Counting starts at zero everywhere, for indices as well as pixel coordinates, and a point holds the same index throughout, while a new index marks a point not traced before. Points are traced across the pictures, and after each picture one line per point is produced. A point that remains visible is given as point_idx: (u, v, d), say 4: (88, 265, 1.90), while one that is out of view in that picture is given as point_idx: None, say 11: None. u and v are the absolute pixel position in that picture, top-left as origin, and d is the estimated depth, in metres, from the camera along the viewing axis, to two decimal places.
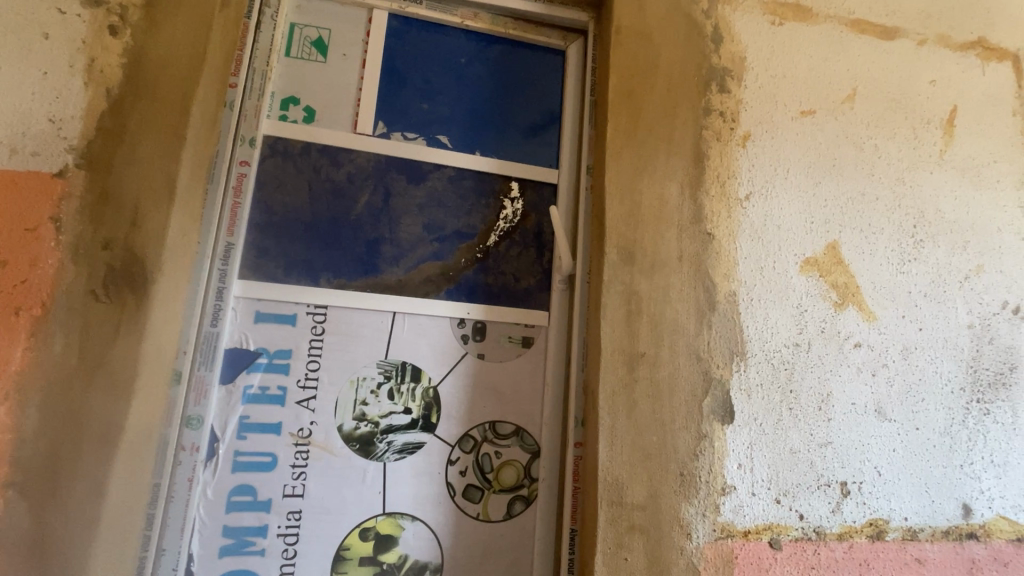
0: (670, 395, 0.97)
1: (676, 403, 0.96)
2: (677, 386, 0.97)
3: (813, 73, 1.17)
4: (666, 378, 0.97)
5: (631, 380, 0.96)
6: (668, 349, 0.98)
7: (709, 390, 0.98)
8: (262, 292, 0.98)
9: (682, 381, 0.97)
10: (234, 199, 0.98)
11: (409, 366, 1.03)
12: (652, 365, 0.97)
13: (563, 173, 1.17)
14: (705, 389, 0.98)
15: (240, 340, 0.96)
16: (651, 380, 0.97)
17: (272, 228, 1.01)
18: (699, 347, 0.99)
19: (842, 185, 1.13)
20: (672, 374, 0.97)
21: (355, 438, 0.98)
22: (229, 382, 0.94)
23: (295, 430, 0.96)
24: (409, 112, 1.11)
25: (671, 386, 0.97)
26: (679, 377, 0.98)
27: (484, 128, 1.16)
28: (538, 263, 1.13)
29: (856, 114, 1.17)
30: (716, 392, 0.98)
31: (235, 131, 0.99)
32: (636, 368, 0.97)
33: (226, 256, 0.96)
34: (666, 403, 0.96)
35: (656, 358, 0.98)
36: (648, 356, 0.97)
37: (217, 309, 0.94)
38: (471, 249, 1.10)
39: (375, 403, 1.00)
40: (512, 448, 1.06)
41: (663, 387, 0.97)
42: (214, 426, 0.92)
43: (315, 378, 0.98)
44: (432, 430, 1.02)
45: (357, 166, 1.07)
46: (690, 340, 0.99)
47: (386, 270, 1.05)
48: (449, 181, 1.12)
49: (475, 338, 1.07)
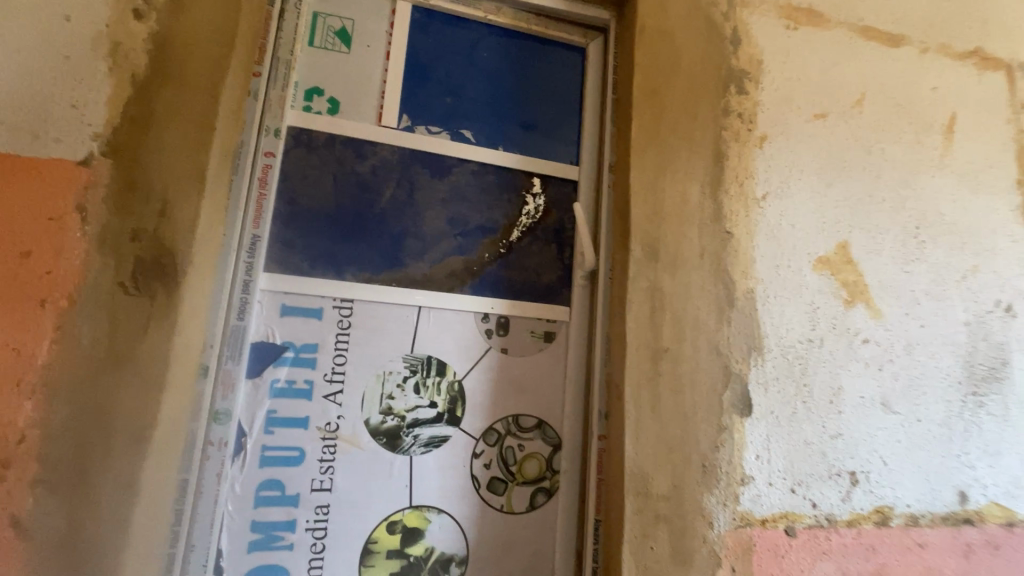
0: (694, 389, 0.99)
1: (700, 396, 0.99)
2: (701, 379, 1.00)
3: (824, 77, 1.21)
4: (690, 372, 1.00)
5: (655, 375, 0.99)
6: (691, 344, 1.01)
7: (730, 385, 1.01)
8: (288, 286, 0.97)
9: (704, 375, 1.00)
10: (259, 191, 0.97)
11: (434, 360, 1.03)
12: (676, 360, 1.00)
13: (584, 170, 1.18)
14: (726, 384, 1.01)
15: (266, 334, 0.95)
16: (674, 374, 0.99)
17: (297, 220, 1.00)
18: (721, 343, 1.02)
19: (851, 187, 1.17)
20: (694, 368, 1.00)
21: (382, 431, 0.98)
22: (256, 376, 0.93)
23: (322, 424, 0.95)
24: (433, 105, 1.11)
25: (694, 380, 1.00)
26: (702, 372, 1.00)
27: (506, 124, 1.16)
28: (559, 258, 1.15)
29: (865, 118, 1.21)
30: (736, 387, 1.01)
31: (260, 121, 0.98)
32: (660, 364, 0.99)
33: (252, 249, 0.95)
34: (690, 396, 0.99)
35: (679, 353, 1.00)
36: (671, 351, 1.00)
37: (244, 303, 0.93)
38: (494, 244, 1.11)
39: (401, 397, 1.00)
40: (535, 441, 1.07)
41: (688, 380, 0.99)
42: (241, 419, 0.91)
43: (342, 372, 0.97)
44: (457, 424, 1.03)
45: (381, 159, 1.06)
46: (712, 336, 1.02)
47: (411, 264, 1.05)
48: (472, 176, 1.12)
49: (499, 332, 1.08)
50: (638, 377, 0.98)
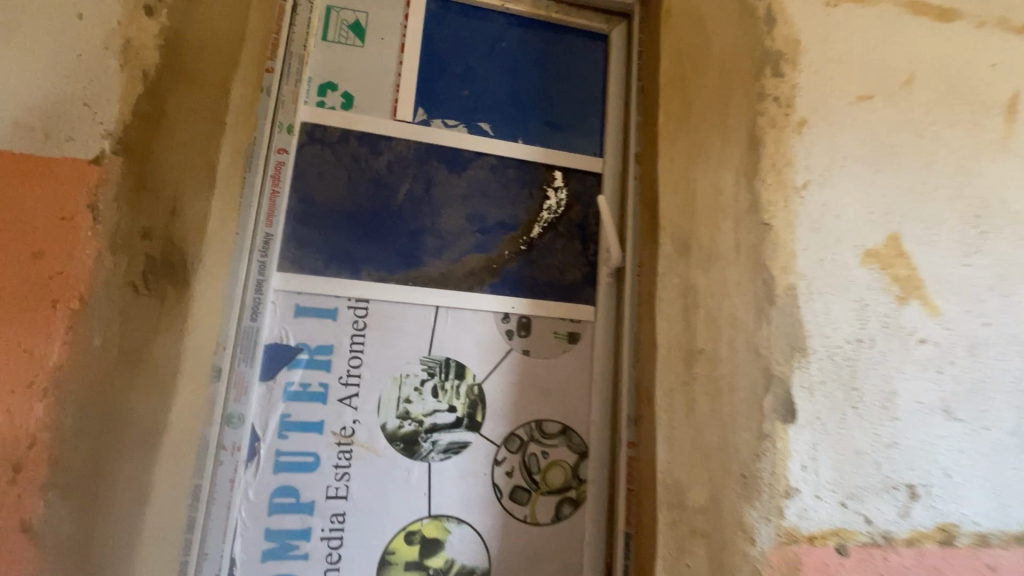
0: (732, 393, 0.91)
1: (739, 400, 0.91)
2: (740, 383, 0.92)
3: (869, 56, 1.11)
4: (727, 376, 0.92)
5: (689, 378, 0.93)
6: (727, 344, 0.93)
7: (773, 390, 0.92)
8: (302, 285, 0.93)
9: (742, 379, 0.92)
10: (272, 187, 0.94)
11: (453, 363, 0.99)
12: (710, 362, 0.93)
13: (608, 162, 1.13)
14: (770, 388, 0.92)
15: (280, 335, 0.92)
16: (710, 376, 0.92)
17: (312, 218, 0.97)
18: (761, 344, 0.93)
19: (904, 175, 1.06)
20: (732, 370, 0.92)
21: (399, 437, 0.94)
22: (270, 378, 0.90)
23: (338, 429, 0.91)
24: (450, 97, 1.07)
25: (731, 383, 0.92)
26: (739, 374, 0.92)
27: (526, 115, 1.11)
28: (583, 255, 1.09)
29: (917, 99, 1.11)
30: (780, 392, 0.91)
31: (273, 117, 0.96)
32: (694, 365, 0.93)
33: (266, 248, 0.92)
34: (728, 401, 0.91)
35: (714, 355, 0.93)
36: (705, 351, 0.93)
37: (257, 303, 0.90)
38: (514, 241, 1.06)
39: (419, 400, 0.96)
40: (560, 447, 1.02)
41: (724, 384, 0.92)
42: (255, 424, 0.88)
43: (358, 375, 0.94)
44: (477, 430, 0.98)
45: (396, 154, 1.02)
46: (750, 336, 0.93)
47: (428, 262, 1.00)
48: (492, 170, 1.07)
49: (520, 333, 1.03)
50: (673, 380, 0.94)
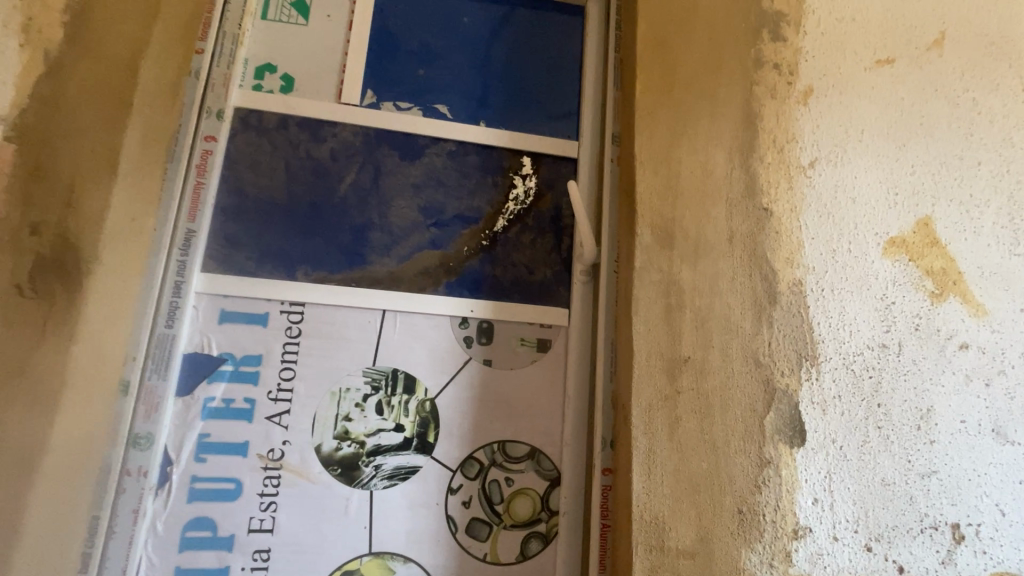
0: (730, 412, 0.77)
1: (739, 420, 0.76)
2: (739, 400, 0.77)
3: (907, 4, 0.92)
4: (719, 390, 0.77)
5: (672, 390, 0.78)
6: (722, 352, 0.79)
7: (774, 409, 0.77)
8: (229, 287, 0.83)
9: (739, 394, 0.77)
10: (197, 178, 0.85)
11: (401, 375, 0.86)
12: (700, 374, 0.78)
13: (584, 145, 0.99)
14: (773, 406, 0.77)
15: (200, 344, 0.81)
16: (697, 389, 0.77)
17: (244, 213, 0.87)
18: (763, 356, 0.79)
19: (935, 149, 0.87)
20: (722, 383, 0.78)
21: (336, 460, 0.82)
22: (187, 394, 0.79)
23: (264, 451, 0.80)
24: (403, 78, 0.96)
25: (733, 401, 0.77)
26: (741, 389, 0.78)
27: (490, 96, 0.99)
28: (556, 250, 0.96)
29: (961, 57, 0.90)
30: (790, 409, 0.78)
31: (201, 103, 0.87)
32: (681, 376, 0.78)
33: (187, 245, 0.83)
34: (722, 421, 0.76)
35: (705, 364, 0.78)
36: (693, 360, 0.78)
37: (174, 308, 0.80)
38: (475, 236, 0.93)
39: (361, 419, 0.83)
40: (526, 473, 0.87)
41: (720, 399, 0.77)
42: (168, 446, 0.78)
43: (289, 389, 0.82)
44: (429, 452, 0.85)
45: (341, 141, 0.92)
46: (746, 344, 0.79)
47: (374, 260, 0.89)
48: (450, 157, 0.95)
49: (481, 340, 0.90)
50: (651, 393, 0.78)
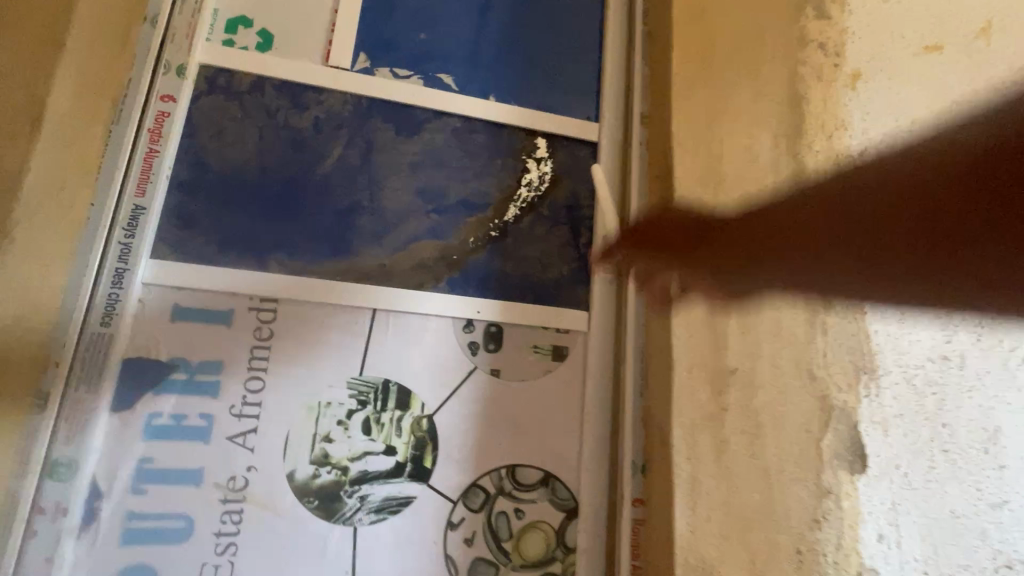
0: (886, 273, 0.46)
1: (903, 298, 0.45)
2: (876, 248, 0.47)
3: None
4: (866, 236, 0.48)
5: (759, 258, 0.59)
6: (854, 194, 0.50)
7: (974, 279, 0.41)
8: (184, 278, 0.68)
9: (856, 234, 0.49)
10: (149, 144, 0.70)
11: (394, 387, 0.72)
12: (794, 227, 0.55)
13: (607, 127, 0.88)
14: (880, 277, 0.46)
15: (146, 347, 0.66)
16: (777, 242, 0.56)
17: (204, 188, 0.71)
18: (878, 194, 0.47)
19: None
20: (871, 231, 0.48)
21: (314, 490, 0.67)
22: (126, 408, 0.64)
23: (223, 479, 0.65)
24: (401, 42, 0.83)
25: (883, 248, 0.46)
26: (829, 231, 0.51)
27: (502, 68, 0.87)
28: (574, 245, 0.84)
29: None
30: (968, 248, 0.41)
31: (158, 56, 0.72)
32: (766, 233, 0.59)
33: (132, 225, 0.67)
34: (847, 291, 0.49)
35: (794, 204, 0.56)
36: (791, 212, 0.56)
37: (112, 302, 0.65)
38: (482, 225, 0.80)
39: (343, 440, 0.69)
40: (539, 503, 0.74)
41: (842, 239, 0.50)
42: (97, 474, 0.62)
43: (256, 402, 0.68)
44: (426, 479, 0.71)
45: (327, 109, 0.78)
46: (863, 185, 0.49)
47: (362, 250, 0.75)
48: (454, 134, 0.82)
49: (488, 347, 0.77)
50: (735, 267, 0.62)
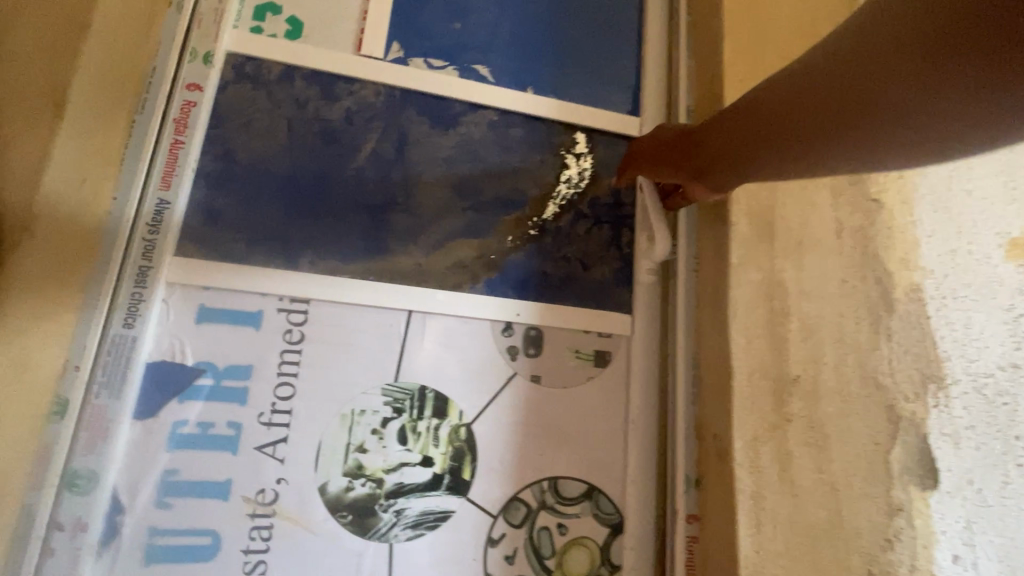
0: (881, 104, 0.37)
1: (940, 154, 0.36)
2: (851, 96, 0.39)
3: None
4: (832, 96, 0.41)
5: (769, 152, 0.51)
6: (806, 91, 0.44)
7: (947, 113, 0.33)
8: (210, 277, 0.64)
9: (831, 103, 0.41)
10: (174, 136, 0.66)
11: (430, 394, 0.68)
12: (787, 107, 0.46)
13: (647, 122, 0.84)
14: (886, 118, 0.37)
15: (170, 351, 0.61)
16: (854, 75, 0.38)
17: (231, 183, 0.67)
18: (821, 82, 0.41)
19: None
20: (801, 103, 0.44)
21: (347, 504, 0.63)
22: (149, 416, 0.59)
23: (252, 493, 0.61)
24: (434, 32, 0.79)
25: (863, 96, 0.38)
26: (801, 97, 0.44)
27: (538, 60, 0.83)
28: (615, 245, 0.79)
29: None
30: (968, 54, 0.30)
31: (182, 43, 0.68)
32: (781, 114, 0.47)
33: (157, 221, 0.63)
34: (871, 145, 0.40)
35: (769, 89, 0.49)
36: (770, 96, 0.49)
37: (136, 303, 0.61)
38: (520, 224, 0.76)
39: (378, 450, 0.65)
40: (583, 519, 0.70)
41: (822, 109, 0.42)
42: (118, 487, 0.57)
43: (287, 410, 0.63)
44: (464, 493, 0.67)
45: (359, 101, 0.74)
46: (805, 62, 0.44)
47: (397, 249, 0.71)
48: (490, 128, 0.79)
49: (528, 351, 0.73)
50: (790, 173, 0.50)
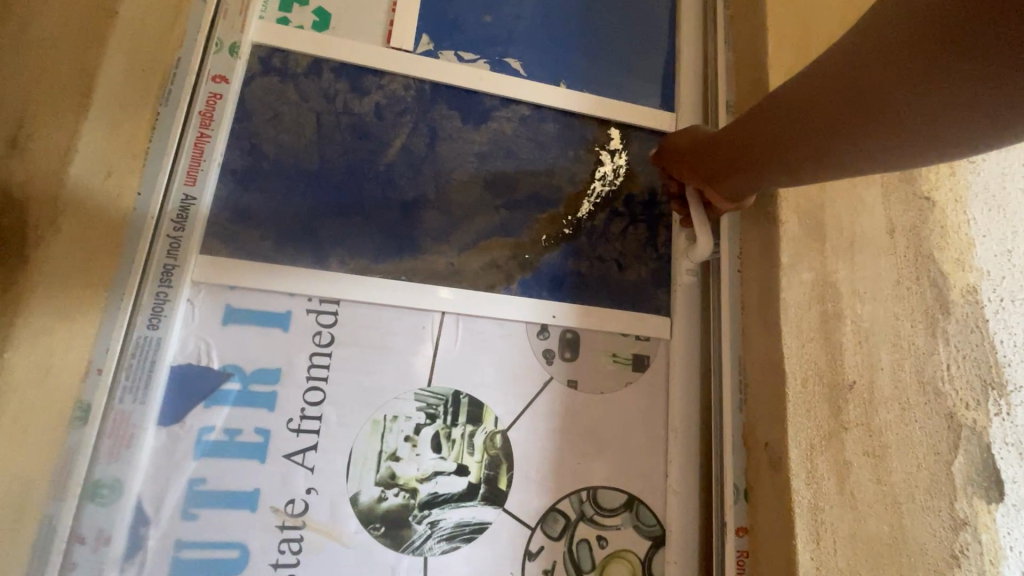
0: (891, 109, 0.39)
1: (944, 155, 0.38)
2: (860, 102, 0.41)
3: None
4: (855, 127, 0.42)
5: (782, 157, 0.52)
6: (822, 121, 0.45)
7: (955, 116, 0.35)
8: (237, 277, 0.61)
9: (839, 108, 0.43)
10: (200, 130, 0.63)
11: (464, 399, 0.65)
12: (794, 112, 0.48)
13: (683, 118, 0.82)
14: (897, 122, 0.39)
15: (196, 353, 0.59)
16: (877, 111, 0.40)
17: (258, 179, 0.65)
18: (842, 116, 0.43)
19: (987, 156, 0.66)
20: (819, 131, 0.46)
21: (379, 515, 0.60)
22: (174, 422, 0.57)
23: (281, 503, 0.58)
24: (465, 25, 0.77)
25: (873, 101, 0.40)
26: (818, 115, 0.45)
27: (570, 54, 0.81)
28: (652, 244, 0.77)
29: None
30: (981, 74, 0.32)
31: (208, 33, 0.66)
32: (789, 120, 0.49)
33: (182, 218, 0.61)
34: (880, 148, 0.42)
35: (775, 95, 0.51)
36: (781, 112, 0.49)
37: (160, 303, 0.58)
38: (555, 222, 0.74)
39: (411, 458, 0.62)
40: (623, 531, 0.67)
41: (831, 115, 0.44)
42: (143, 497, 0.54)
43: (317, 416, 0.60)
44: (501, 503, 0.64)
45: (389, 94, 0.71)
46: (811, 94, 0.45)
47: (429, 248, 0.68)
48: (523, 123, 0.76)
49: (564, 355, 0.70)
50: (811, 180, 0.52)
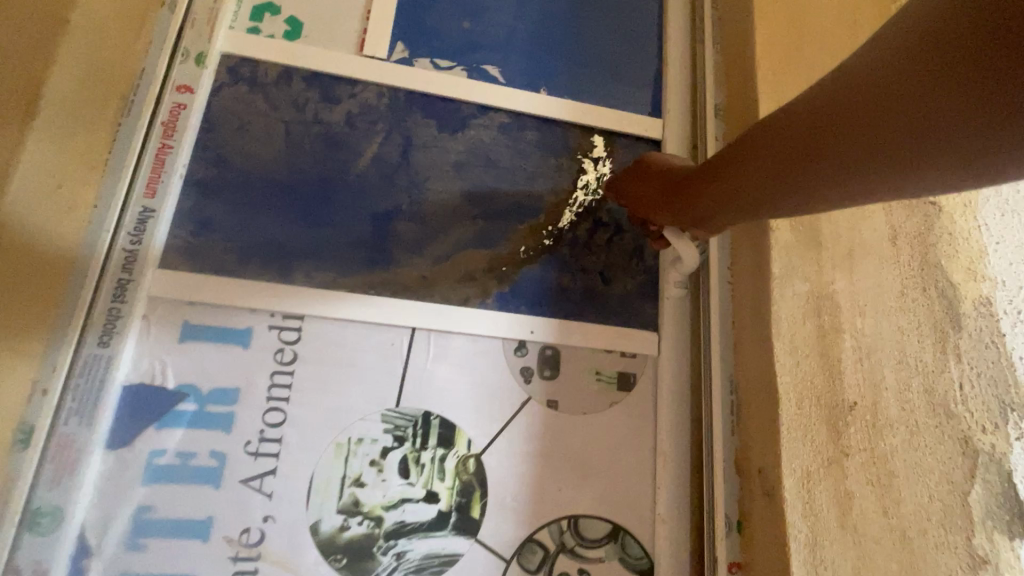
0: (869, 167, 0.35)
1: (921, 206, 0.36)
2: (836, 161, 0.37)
3: None
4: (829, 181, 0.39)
5: (772, 189, 0.45)
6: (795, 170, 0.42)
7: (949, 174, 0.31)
8: (196, 291, 0.58)
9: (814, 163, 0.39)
10: (162, 141, 0.61)
11: (435, 420, 0.61)
12: (768, 155, 0.44)
13: (672, 122, 0.78)
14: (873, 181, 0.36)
15: (150, 372, 0.56)
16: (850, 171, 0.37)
17: (223, 190, 0.62)
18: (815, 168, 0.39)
19: None
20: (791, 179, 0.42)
21: (341, 546, 0.56)
22: (124, 445, 0.54)
23: (236, 532, 0.54)
24: (442, 32, 0.75)
25: (878, 135, 0.33)
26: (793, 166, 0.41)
27: (552, 60, 0.78)
28: (638, 255, 0.73)
29: None
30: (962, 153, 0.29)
31: (174, 44, 0.64)
32: (773, 154, 0.43)
33: (139, 232, 0.58)
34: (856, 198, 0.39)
35: (747, 137, 0.47)
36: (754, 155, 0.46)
37: (113, 318, 0.56)
38: (535, 233, 0.70)
39: (376, 484, 0.58)
40: (608, 563, 0.62)
41: (813, 160, 0.39)
42: (87, 526, 0.51)
43: (277, 439, 0.57)
44: (473, 533, 0.59)
45: (362, 103, 0.69)
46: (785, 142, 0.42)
47: (401, 260, 0.65)
48: (502, 131, 0.73)
49: (543, 373, 0.66)
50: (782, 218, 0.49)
